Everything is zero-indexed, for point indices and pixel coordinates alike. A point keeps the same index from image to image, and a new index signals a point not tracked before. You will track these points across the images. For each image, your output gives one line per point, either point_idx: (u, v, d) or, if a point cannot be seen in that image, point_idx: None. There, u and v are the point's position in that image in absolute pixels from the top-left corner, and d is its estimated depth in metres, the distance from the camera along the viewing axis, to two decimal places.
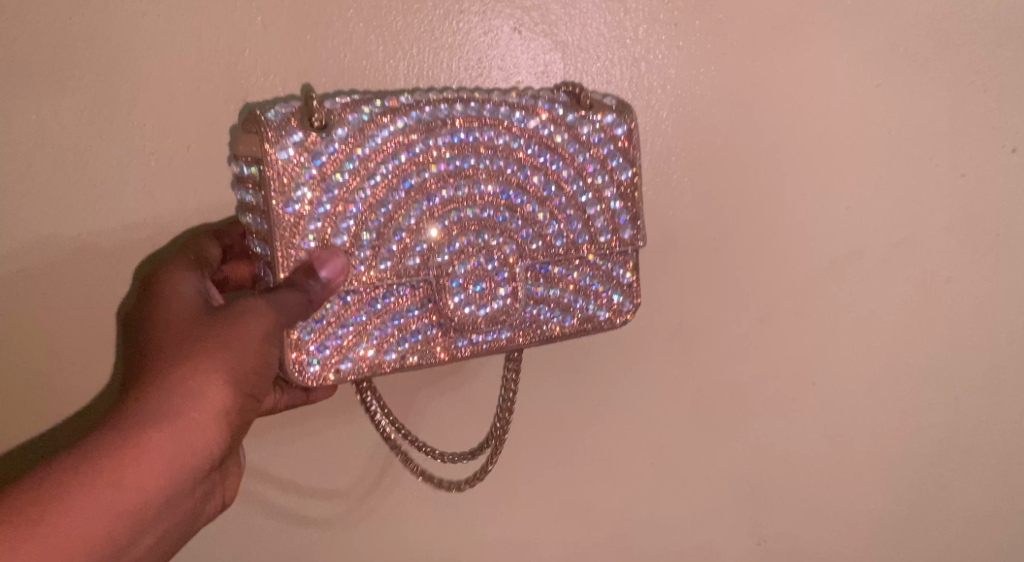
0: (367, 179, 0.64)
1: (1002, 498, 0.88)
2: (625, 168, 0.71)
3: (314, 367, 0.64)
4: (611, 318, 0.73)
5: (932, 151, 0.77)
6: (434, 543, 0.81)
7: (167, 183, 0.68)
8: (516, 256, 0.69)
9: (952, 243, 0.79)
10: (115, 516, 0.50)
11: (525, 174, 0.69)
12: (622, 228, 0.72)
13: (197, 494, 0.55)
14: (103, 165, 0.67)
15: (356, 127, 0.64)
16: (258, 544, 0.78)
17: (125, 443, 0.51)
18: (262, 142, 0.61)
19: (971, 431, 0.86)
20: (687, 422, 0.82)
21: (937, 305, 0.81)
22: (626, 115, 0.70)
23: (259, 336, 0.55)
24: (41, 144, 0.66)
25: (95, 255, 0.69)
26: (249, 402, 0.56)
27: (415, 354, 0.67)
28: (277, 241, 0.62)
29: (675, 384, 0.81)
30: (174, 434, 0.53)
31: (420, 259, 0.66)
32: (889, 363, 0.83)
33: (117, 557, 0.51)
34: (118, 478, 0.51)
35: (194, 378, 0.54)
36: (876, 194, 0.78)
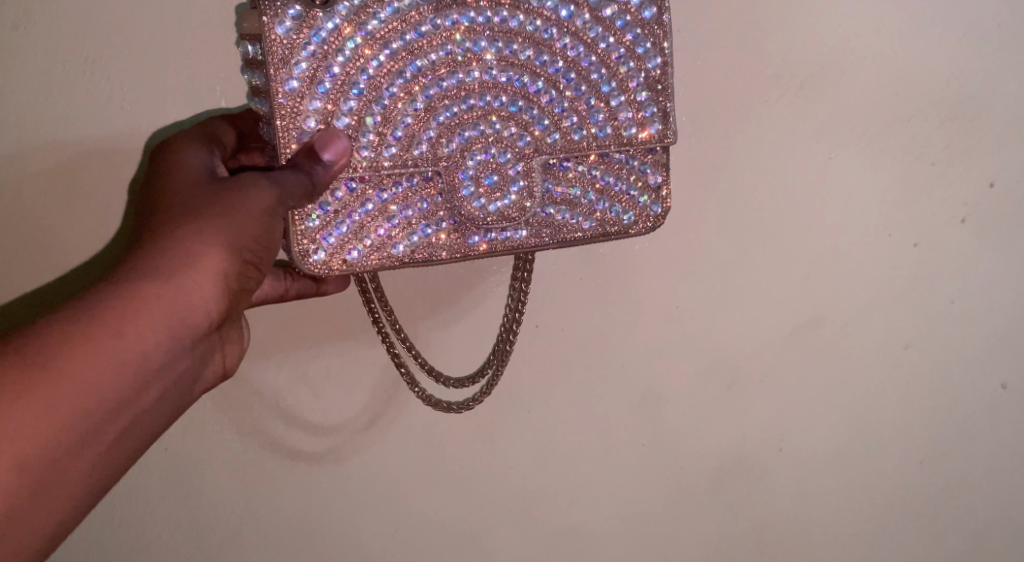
0: (371, 61, 0.64)
1: (1002, 414, 0.90)
2: (654, 55, 0.68)
3: (321, 256, 0.66)
4: (636, 224, 0.71)
5: (976, 77, 0.75)
6: (452, 440, 0.82)
7: (170, 60, 0.66)
8: (531, 149, 0.68)
9: (983, 173, 0.79)
10: (118, 363, 0.54)
11: (542, 61, 0.67)
12: (650, 121, 0.69)
13: (196, 355, 0.59)
14: (105, 37, 0.65)
15: (361, 3, 0.63)
16: (276, 434, 0.79)
17: (127, 297, 0.55)
18: (261, 17, 0.61)
19: (981, 353, 0.87)
20: (703, 323, 0.82)
21: (958, 237, 0.81)
22: None
23: (258, 206, 0.58)
24: (41, 11, 0.64)
25: (95, 132, 0.67)
26: (246, 269, 0.59)
27: (425, 248, 0.68)
28: (278, 121, 0.62)
29: (692, 285, 0.80)
30: (173, 292, 0.56)
31: (427, 147, 0.66)
32: (908, 284, 0.83)
33: (122, 405, 0.55)
34: (120, 329, 0.55)
35: (193, 241, 0.57)
36: (912, 113, 0.76)
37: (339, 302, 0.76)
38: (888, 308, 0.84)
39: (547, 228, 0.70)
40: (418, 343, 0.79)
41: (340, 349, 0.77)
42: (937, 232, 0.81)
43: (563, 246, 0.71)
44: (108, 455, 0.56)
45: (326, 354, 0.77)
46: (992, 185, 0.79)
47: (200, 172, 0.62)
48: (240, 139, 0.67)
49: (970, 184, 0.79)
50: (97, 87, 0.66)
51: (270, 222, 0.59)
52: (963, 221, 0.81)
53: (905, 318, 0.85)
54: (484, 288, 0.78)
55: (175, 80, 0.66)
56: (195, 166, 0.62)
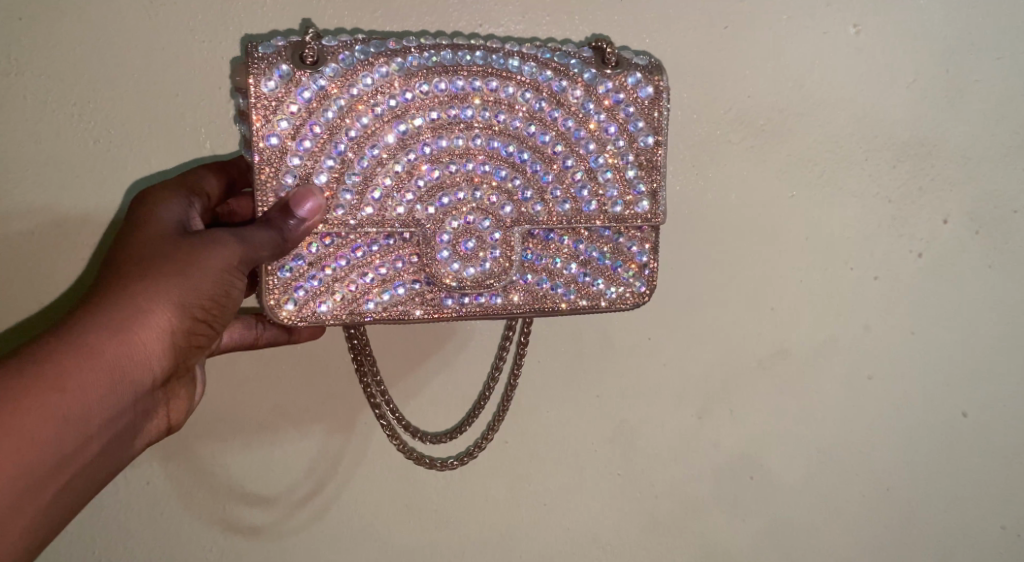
0: (356, 121, 0.66)
1: (970, 519, 0.89)
2: (647, 134, 0.71)
3: (292, 306, 0.67)
4: (620, 299, 0.73)
5: (925, 178, 0.81)
6: (408, 502, 0.82)
7: (168, 111, 0.70)
8: (513, 218, 0.70)
9: (934, 269, 0.83)
10: (60, 421, 0.55)
11: (530, 131, 0.69)
12: (638, 199, 0.71)
13: (138, 408, 0.60)
14: (108, 85, 0.69)
15: (349, 66, 0.65)
16: (231, 483, 0.79)
17: (72, 353, 0.56)
18: (248, 73, 0.63)
19: (944, 453, 0.88)
20: (667, 401, 0.83)
21: (910, 331, 0.85)
22: (656, 75, 0.70)
23: (213, 267, 0.60)
24: (52, 57, 0.68)
25: (87, 173, 0.70)
26: (196, 327, 0.60)
27: (397, 306, 0.69)
28: (257, 174, 0.64)
29: (656, 360, 0.83)
30: (119, 349, 0.57)
31: (407, 209, 0.68)
32: (866, 375, 0.85)
33: (63, 461, 0.56)
34: (63, 386, 0.55)
35: (144, 298, 0.58)
36: (864, 208, 0.81)
37: (303, 355, 0.78)
38: (852, 352, 0.85)
39: (525, 297, 0.71)
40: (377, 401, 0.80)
41: (299, 398, 0.79)
42: (898, 263, 0.83)
43: (542, 315, 0.72)
44: (47, 510, 0.56)
45: (284, 403, 0.79)
46: (946, 220, 0.82)
47: (170, 226, 0.63)
48: (228, 185, 0.69)
49: (927, 220, 0.82)
50: (88, 131, 0.70)
51: (226, 281, 0.60)
52: (919, 255, 0.83)
53: (870, 359, 0.85)
54: (449, 350, 0.80)
55: (161, 133, 0.70)
56: (166, 218, 0.63)
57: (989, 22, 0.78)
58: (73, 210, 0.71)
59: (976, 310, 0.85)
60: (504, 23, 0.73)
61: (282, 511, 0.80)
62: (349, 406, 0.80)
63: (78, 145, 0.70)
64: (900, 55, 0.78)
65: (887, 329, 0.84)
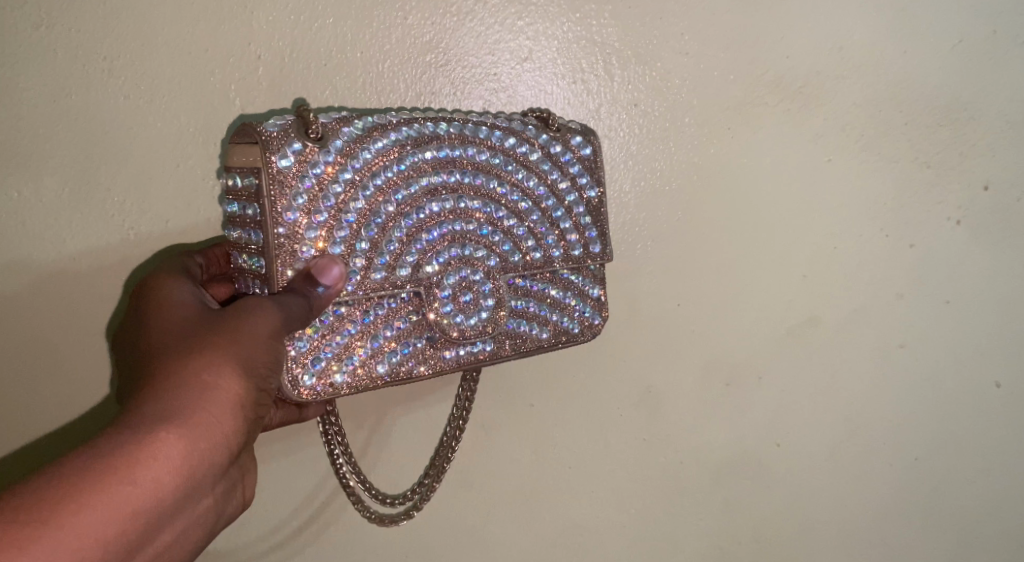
0: (362, 191, 0.67)
1: (986, 497, 0.96)
2: (591, 187, 0.79)
3: (310, 381, 0.68)
4: (583, 331, 0.80)
5: (941, 178, 0.87)
6: (455, 536, 0.85)
7: (191, 181, 0.71)
8: (498, 269, 0.75)
9: (952, 265, 0.89)
10: (128, 514, 0.49)
11: (503, 190, 0.75)
12: (592, 241, 0.79)
13: (212, 490, 0.54)
14: (131, 159, 0.70)
15: (353, 138, 0.67)
16: (285, 539, 0.81)
17: (140, 438, 0.50)
18: (264, 150, 0.63)
19: (971, 437, 0.94)
20: (699, 400, 0.88)
21: (935, 322, 0.91)
22: (591, 137, 0.78)
23: (266, 333, 0.55)
24: (75, 135, 0.70)
25: (115, 248, 0.71)
26: (260, 396, 0.55)
27: (407, 364, 0.71)
28: (275, 250, 0.64)
29: (687, 362, 0.87)
30: (186, 431, 0.51)
31: (411, 269, 0.70)
32: (886, 362, 0.91)
33: (131, 556, 0.50)
34: (134, 475, 0.49)
35: (207, 371, 0.53)
36: (875, 204, 0.88)
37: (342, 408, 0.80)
38: (883, 321, 0.90)
39: (511, 340, 0.76)
40: (416, 443, 0.83)
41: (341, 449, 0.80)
42: (931, 229, 0.88)
43: (525, 355, 0.77)
44: None
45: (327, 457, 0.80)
46: (986, 187, 0.88)
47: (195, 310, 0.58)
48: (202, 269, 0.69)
49: (964, 187, 0.87)
50: (110, 206, 0.71)
51: (276, 346, 0.56)
52: (955, 223, 0.88)
53: (898, 329, 0.91)
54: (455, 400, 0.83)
55: (184, 202, 0.72)
56: (184, 301, 0.58)
57: (994, 25, 0.85)
58: (98, 261, 0.71)
59: (990, 299, 0.91)
60: (522, 25, 0.77)
61: (313, 524, 0.81)
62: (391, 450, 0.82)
63: (125, 200, 0.71)
64: (909, 52, 0.84)
65: (918, 296, 0.90)
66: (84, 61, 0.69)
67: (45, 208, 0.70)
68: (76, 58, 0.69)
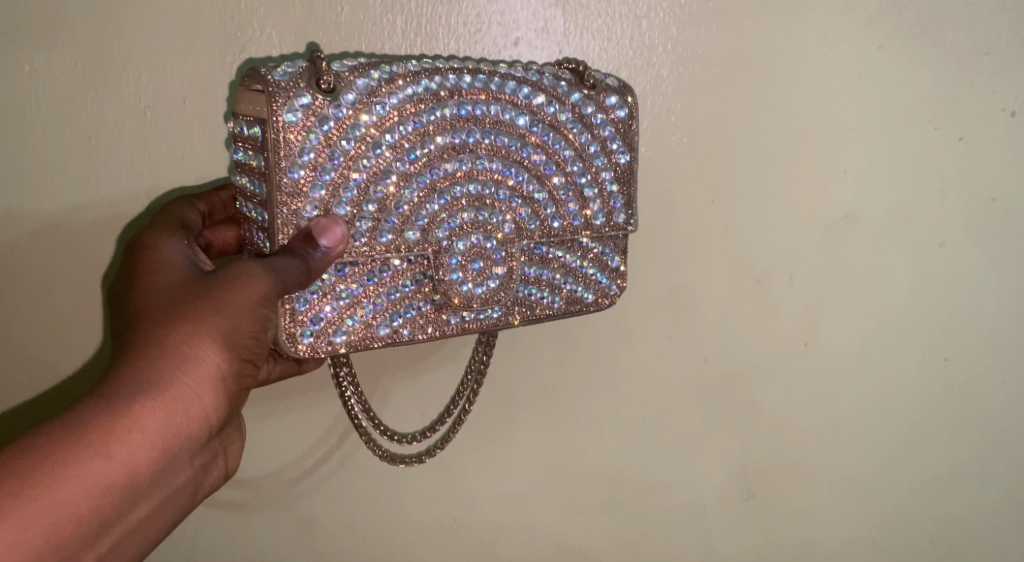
0: (373, 148, 0.64)
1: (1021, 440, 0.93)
2: (621, 152, 0.74)
3: (308, 339, 0.66)
4: (597, 301, 0.76)
5: (995, 77, 0.82)
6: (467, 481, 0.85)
7: (201, 120, 0.71)
8: (513, 235, 0.71)
9: (997, 169, 0.84)
10: (101, 489, 0.49)
11: (526, 153, 0.70)
12: (616, 211, 0.75)
13: (191, 464, 0.54)
14: (138, 99, 0.70)
15: (367, 92, 0.63)
16: (293, 483, 0.82)
17: (116, 412, 0.50)
18: (269, 102, 0.60)
19: (1005, 354, 0.91)
20: (727, 342, 0.86)
21: (982, 224, 0.86)
22: (627, 95, 0.73)
23: (252, 303, 0.54)
24: (83, 76, 0.69)
25: (129, 188, 0.71)
26: (243, 368, 0.54)
27: (408, 329, 0.69)
28: (277, 208, 0.61)
29: (718, 290, 0.84)
30: (163, 407, 0.51)
31: (420, 233, 0.67)
32: (926, 306, 0.88)
33: (105, 530, 0.50)
34: (108, 450, 0.49)
35: (188, 344, 0.52)
36: (925, 109, 0.82)
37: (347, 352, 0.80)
38: (926, 219, 0.85)
39: (519, 308, 0.73)
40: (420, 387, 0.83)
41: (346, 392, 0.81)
42: (986, 127, 0.83)
43: (533, 323, 0.74)
44: None
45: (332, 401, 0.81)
46: None
47: (183, 271, 0.56)
48: (204, 217, 0.66)
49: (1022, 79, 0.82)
50: (121, 146, 0.70)
51: (263, 314, 0.54)
52: (1010, 114, 0.83)
53: (938, 227, 0.85)
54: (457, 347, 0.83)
55: (194, 142, 0.71)
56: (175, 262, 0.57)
57: None
58: (113, 200, 0.72)
59: None
60: None
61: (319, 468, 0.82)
62: (397, 391, 0.82)
63: (135, 116, 0.70)
64: None
65: (961, 202, 0.85)
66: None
67: (56, 127, 0.70)
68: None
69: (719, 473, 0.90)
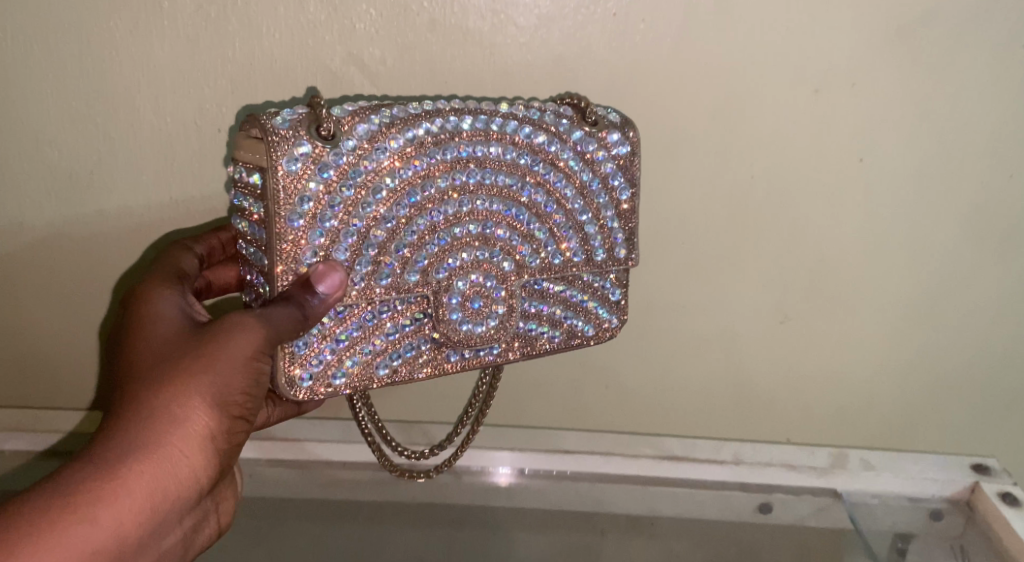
0: (373, 193, 0.64)
1: None
2: (624, 189, 0.72)
3: (307, 382, 0.66)
4: (597, 334, 0.76)
5: None
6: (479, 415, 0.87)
7: (195, 164, 0.73)
8: (513, 273, 0.70)
9: None
10: (87, 554, 0.49)
11: (527, 192, 0.69)
12: (616, 246, 0.73)
13: (180, 523, 0.55)
14: (137, 149, 0.72)
15: (367, 136, 0.63)
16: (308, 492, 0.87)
17: (103, 475, 0.51)
18: (270, 151, 0.60)
19: None
20: (772, 184, 0.76)
21: None
22: (630, 131, 0.71)
23: (244, 357, 0.55)
24: (84, 132, 0.72)
25: (142, 227, 0.76)
26: (234, 424, 0.56)
27: (407, 368, 0.69)
28: (276, 255, 0.62)
29: (773, 121, 0.73)
30: (151, 467, 0.52)
31: (420, 274, 0.67)
32: (1000, 172, 0.75)
33: None
34: (93, 515, 0.50)
35: (178, 403, 0.53)
36: None
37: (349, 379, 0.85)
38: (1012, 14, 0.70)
39: (519, 343, 0.73)
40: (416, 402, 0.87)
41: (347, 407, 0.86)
42: None
43: (533, 358, 0.74)
44: None
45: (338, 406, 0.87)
46: None
47: (176, 324, 0.58)
48: (202, 262, 0.66)
49: None
50: (128, 191, 0.74)
51: (254, 370, 0.56)
52: None
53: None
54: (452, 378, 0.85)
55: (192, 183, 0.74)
56: (170, 314, 0.58)
57: None
58: (128, 237, 0.76)
59: None
60: None
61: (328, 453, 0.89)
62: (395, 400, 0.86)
63: (139, 65, 0.69)
64: None
65: None
66: (74, 61, 0.69)
67: (67, 94, 0.71)
68: (66, 59, 0.69)
69: (725, 381, 0.87)
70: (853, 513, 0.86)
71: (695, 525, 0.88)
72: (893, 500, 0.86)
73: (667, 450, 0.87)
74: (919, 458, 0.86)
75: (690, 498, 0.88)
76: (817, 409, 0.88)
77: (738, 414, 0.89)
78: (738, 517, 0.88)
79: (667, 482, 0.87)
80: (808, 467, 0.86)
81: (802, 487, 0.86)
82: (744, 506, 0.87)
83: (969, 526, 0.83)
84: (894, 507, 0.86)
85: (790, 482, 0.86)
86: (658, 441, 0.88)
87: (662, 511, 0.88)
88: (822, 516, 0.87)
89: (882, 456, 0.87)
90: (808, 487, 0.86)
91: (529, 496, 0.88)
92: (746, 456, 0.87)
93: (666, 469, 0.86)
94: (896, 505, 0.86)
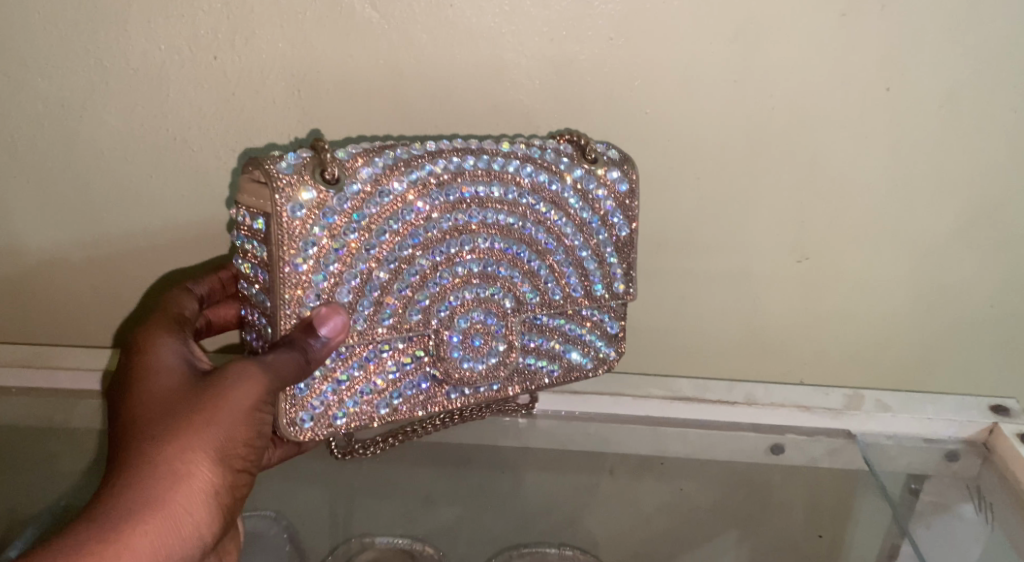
0: (376, 236, 0.63)
1: None
2: (623, 227, 0.72)
3: (308, 424, 0.66)
4: (595, 367, 0.76)
5: None
6: None
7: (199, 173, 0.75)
8: (513, 310, 0.70)
9: None
10: None
11: (529, 229, 0.69)
12: (614, 281, 0.73)
13: None
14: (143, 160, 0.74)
15: (371, 179, 0.62)
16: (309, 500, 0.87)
17: (107, 538, 0.50)
18: (274, 197, 0.59)
19: None
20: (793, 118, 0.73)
21: None
22: (630, 170, 0.71)
23: (246, 409, 0.56)
24: (91, 142, 0.74)
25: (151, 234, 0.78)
26: (236, 478, 0.56)
27: (408, 406, 0.69)
28: (279, 299, 0.61)
29: (796, 54, 0.70)
30: (155, 528, 0.51)
31: (421, 314, 0.67)
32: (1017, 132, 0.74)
33: None
34: None
35: (181, 461, 0.53)
36: None
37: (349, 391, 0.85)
38: None
39: (519, 380, 0.73)
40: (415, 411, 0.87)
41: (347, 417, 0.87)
42: None
43: (532, 392, 0.74)
44: None
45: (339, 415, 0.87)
46: None
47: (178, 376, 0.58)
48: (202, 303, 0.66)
49: None
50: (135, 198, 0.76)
51: (255, 422, 0.57)
52: None
53: None
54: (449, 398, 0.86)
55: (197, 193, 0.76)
56: (171, 365, 0.59)
57: None
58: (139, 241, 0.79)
59: None
60: None
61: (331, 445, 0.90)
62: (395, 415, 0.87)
63: (139, 39, 0.69)
64: None
65: None
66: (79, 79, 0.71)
67: (73, 79, 0.71)
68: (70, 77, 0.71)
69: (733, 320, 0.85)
70: (868, 455, 0.81)
71: (708, 465, 0.84)
72: (909, 441, 0.81)
73: (677, 392, 0.82)
74: (936, 399, 0.81)
75: (702, 439, 0.83)
76: (831, 350, 0.87)
77: (744, 363, 0.88)
78: (750, 458, 0.84)
79: (677, 424, 0.82)
80: (823, 409, 0.80)
81: (818, 430, 0.81)
82: (755, 446, 0.83)
83: (984, 466, 0.79)
84: (908, 448, 0.81)
85: (804, 424, 0.81)
86: (667, 382, 0.83)
87: (670, 451, 0.83)
88: (835, 457, 0.83)
89: (899, 397, 0.82)
90: (822, 428, 0.81)
91: (539, 438, 0.84)
92: (758, 396, 0.81)
93: (673, 410, 0.81)
94: (911, 447, 0.81)
